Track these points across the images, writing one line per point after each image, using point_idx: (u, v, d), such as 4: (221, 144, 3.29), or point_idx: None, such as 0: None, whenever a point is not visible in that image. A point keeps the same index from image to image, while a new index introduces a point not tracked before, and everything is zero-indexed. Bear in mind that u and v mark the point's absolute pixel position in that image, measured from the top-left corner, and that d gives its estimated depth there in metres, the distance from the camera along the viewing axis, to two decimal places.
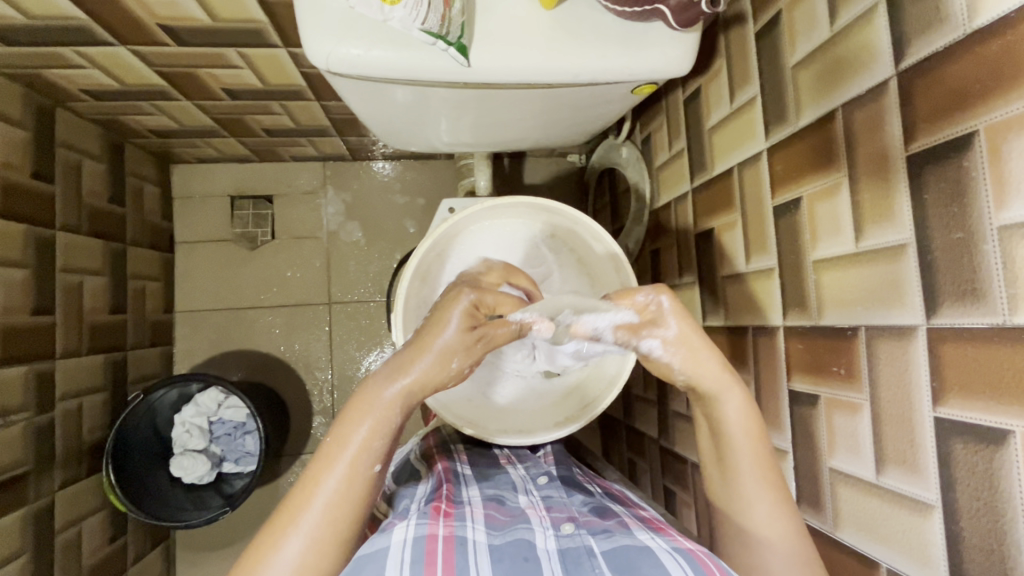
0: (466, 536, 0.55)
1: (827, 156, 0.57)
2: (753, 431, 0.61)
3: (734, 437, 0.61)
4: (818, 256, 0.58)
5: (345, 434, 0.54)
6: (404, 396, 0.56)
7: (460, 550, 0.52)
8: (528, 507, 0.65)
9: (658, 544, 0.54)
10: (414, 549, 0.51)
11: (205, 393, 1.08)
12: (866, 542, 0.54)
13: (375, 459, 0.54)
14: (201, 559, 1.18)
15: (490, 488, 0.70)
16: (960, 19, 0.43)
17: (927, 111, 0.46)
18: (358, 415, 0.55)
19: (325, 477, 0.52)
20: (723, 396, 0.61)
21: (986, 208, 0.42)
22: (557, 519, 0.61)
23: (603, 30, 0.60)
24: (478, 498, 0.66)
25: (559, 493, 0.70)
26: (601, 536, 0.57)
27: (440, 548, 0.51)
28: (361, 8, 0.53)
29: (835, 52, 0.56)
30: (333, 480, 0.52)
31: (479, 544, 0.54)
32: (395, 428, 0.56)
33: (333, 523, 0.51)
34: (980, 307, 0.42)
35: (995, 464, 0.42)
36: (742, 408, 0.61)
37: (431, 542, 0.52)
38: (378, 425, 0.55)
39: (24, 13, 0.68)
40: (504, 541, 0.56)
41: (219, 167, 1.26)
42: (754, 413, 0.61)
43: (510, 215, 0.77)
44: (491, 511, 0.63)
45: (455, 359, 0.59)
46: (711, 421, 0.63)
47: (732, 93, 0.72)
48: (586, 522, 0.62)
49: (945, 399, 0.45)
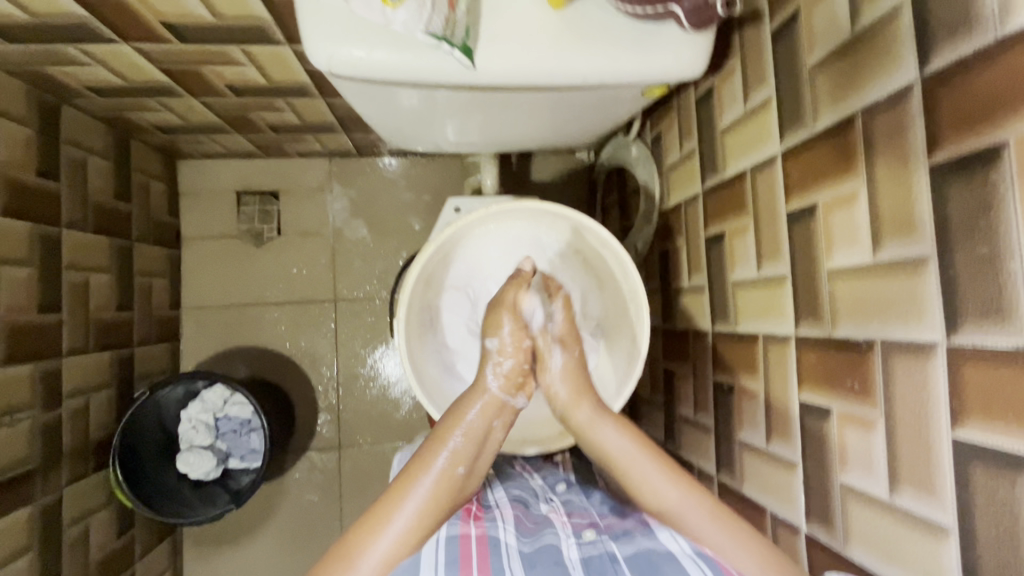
0: (499, 538, 0.58)
1: (845, 161, 0.55)
2: (634, 455, 0.62)
3: (619, 452, 0.63)
4: (833, 265, 0.57)
5: (438, 439, 0.61)
6: (492, 406, 0.63)
7: (493, 554, 0.55)
8: (550, 512, 0.67)
9: (680, 548, 0.55)
10: (448, 551, 0.55)
11: (212, 390, 1.08)
12: (877, 561, 0.52)
13: (459, 463, 0.60)
14: (208, 552, 1.19)
15: (513, 489, 0.72)
16: (992, 24, 0.41)
17: (952, 120, 0.44)
18: (450, 424, 0.62)
19: (420, 481, 0.58)
20: (601, 425, 0.64)
21: (1013, 223, 0.40)
22: (579, 525, 0.63)
23: (612, 31, 0.58)
24: (504, 500, 0.68)
25: (578, 497, 0.71)
26: (622, 541, 0.59)
27: (474, 550, 0.56)
28: (362, 11, 0.52)
29: (856, 54, 0.53)
30: (427, 481, 0.58)
31: (510, 548, 0.57)
32: (481, 439, 0.62)
33: (422, 522, 0.56)
34: (1005, 328, 0.40)
35: (1016, 491, 0.40)
36: (620, 431, 0.64)
37: (465, 543, 0.56)
38: (469, 433, 0.61)
39: (26, 11, 0.67)
40: (532, 548, 0.58)
41: (224, 162, 1.25)
42: (632, 434, 0.64)
43: (517, 219, 0.75)
44: (518, 515, 0.65)
45: (490, 337, 0.67)
46: (597, 455, 0.64)
47: (747, 94, 0.70)
48: (607, 527, 0.63)
49: (965, 421, 0.44)
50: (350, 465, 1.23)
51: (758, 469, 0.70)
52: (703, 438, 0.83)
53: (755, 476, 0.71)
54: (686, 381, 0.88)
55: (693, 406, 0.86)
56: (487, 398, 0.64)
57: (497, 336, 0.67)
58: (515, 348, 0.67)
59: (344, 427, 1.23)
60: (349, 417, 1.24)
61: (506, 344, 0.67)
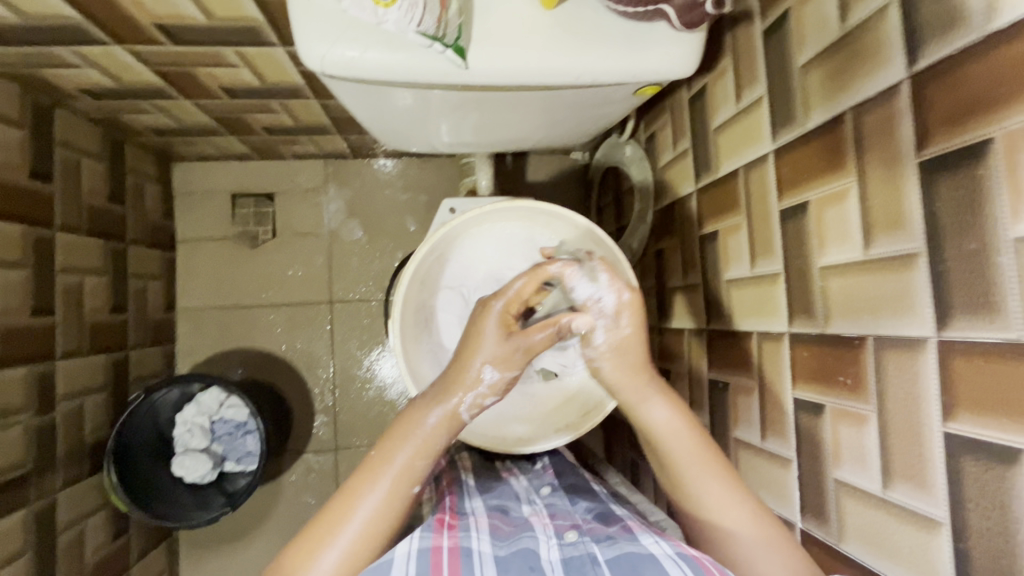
0: (471, 548, 0.56)
1: (836, 158, 0.55)
2: (684, 432, 0.64)
3: (664, 433, 0.64)
4: (825, 262, 0.57)
5: (388, 451, 0.60)
6: (452, 424, 0.62)
7: (465, 563, 0.54)
8: (531, 516, 0.65)
9: (662, 551, 0.55)
10: (420, 562, 0.53)
11: (207, 393, 1.08)
12: (872, 556, 0.52)
13: (414, 482, 0.59)
14: (205, 555, 1.19)
15: (494, 498, 0.70)
16: (978, 21, 0.41)
17: (940, 117, 0.44)
18: (400, 437, 0.60)
19: (365, 497, 0.57)
20: (649, 400, 0.65)
21: (1001, 218, 0.40)
22: (561, 527, 0.62)
23: (604, 30, 0.58)
24: (481, 508, 0.67)
25: (562, 501, 0.70)
26: (605, 544, 0.58)
27: (446, 560, 0.54)
28: (354, 11, 0.53)
29: (845, 52, 0.54)
30: (375, 496, 0.57)
31: (484, 555, 0.56)
32: (436, 451, 0.61)
33: (369, 538, 0.56)
34: (994, 321, 0.41)
35: (1007, 484, 0.40)
36: (671, 410, 0.65)
37: (436, 554, 0.54)
38: (421, 447, 0.60)
39: (18, 13, 0.67)
40: (509, 551, 0.57)
41: (219, 164, 1.25)
42: (679, 412, 0.65)
43: (510, 218, 0.75)
44: (494, 521, 0.64)
45: (488, 365, 0.62)
46: (639, 425, 0.66)
47: (739, 93, 0.70)
48: (590, 531, 0.62)
49: (956, 414, 0.44)
50: (347, 466, 1.23)
51: (753, 467, 0.71)
52: None
53: (751, 473, 0.71)
54: (682, 380, 0.88)
55: (689, 404, 0.86)
56: (448, 413, 0.62)
57: (500, 366, 0.62)
58: (503, 383, 0.63)
59: (341, 429, 1.23)
60: (346, 419, 1.23)
61: (499, 378, 0.62)
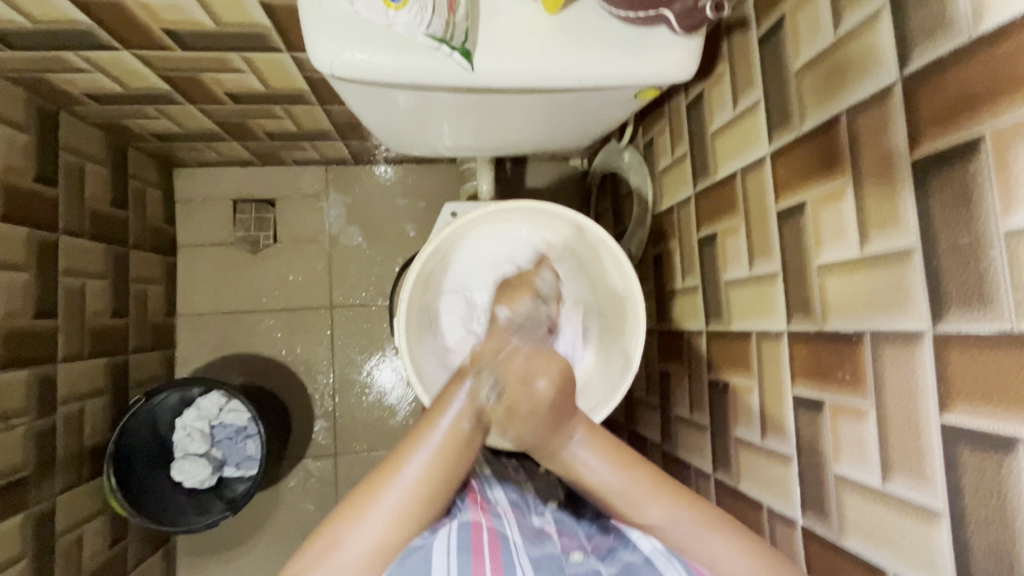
0: (508, 535, 0.58)
1: (831, 160, 0.56)
2: (611, 460, 0.60)
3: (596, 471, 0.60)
4: (823, 260, 0.58)
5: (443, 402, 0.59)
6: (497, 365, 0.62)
7: (504, 546, 0.55)
8: (546, 526, 0.64)
9: (654, 545, 0.56)
10: (460, 535, 0.54)
11: (206, 397, 1.07)
12: (871, 549, 0.53)
13: (470, 420, 0.58)
14: (203, 561, 1.18)
15: (510, 494, 0.70)
16: (965, 25, 0.43)
17: (931, 117, 0.46)
18: (453, 389, 0.60)
19: (428, 436, 0.57)
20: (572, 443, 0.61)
21: (993, 215, 0.41)
22: (568, 545, 0.61)
23: (605, 35, 0.60)
24: (505, 501, 0.67)
25: (569, 516, 0.69)
26: (607, 561, 0.58)
27: (485, 540, 0.55)
28: (365, 13, 0.55)
29: (838, 57, 0.56)
30: (435, 438, 0.57)
31: (517, 544, 0.57)
32: (491, 398, 0.60)
33: (432, 480, 0.55)
34: (988, 313, 0.42)
35: (1003, 471, 0.41)
36: (587, 444, 0.60)
37: (476, 531, 0.56)
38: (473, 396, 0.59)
39: (29, 18, 0.68)
40: (538, 550, 0.57)
41: (221, 170, 1.26)
42: (596, 440, 0.61)
43: (512, 220, 0.77)
44: (519, 518, 0.64)
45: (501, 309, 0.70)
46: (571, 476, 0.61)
47: (735, 97, 0.72)
48: (595, 547, 0.61)
49: (952, 405, 0.45)
50: (347, 472, 1.23)
51: (752, 465, 0.71)
52: (696, 437, 0.84)
53: (750, 472, 0.72)
54: (681, 381, 0.89)
55: (689, 406, 0.86)
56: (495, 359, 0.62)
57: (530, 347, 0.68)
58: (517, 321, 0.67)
59: (341, 434, 1.23)
60: (346, 425, 1.24)
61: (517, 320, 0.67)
